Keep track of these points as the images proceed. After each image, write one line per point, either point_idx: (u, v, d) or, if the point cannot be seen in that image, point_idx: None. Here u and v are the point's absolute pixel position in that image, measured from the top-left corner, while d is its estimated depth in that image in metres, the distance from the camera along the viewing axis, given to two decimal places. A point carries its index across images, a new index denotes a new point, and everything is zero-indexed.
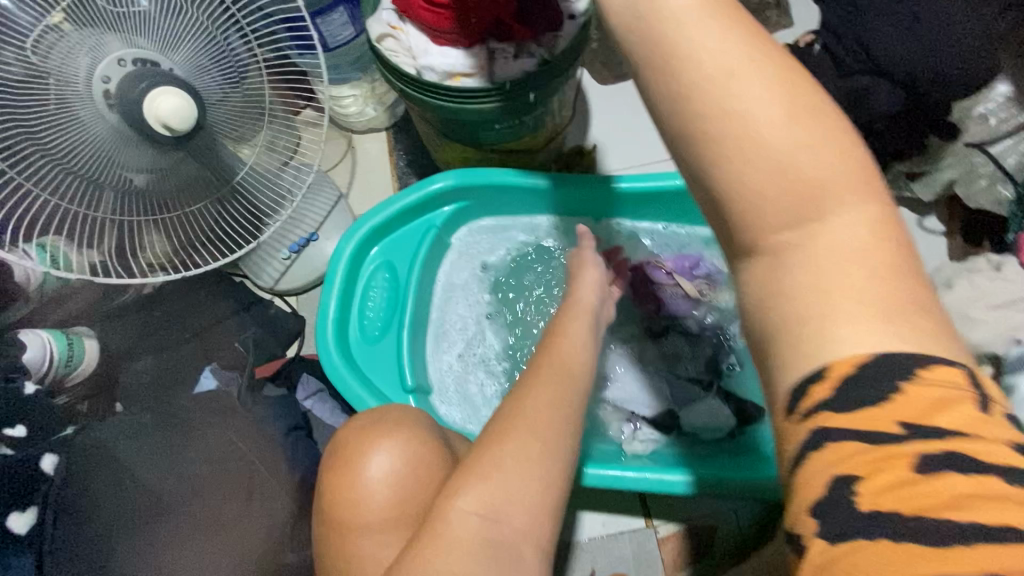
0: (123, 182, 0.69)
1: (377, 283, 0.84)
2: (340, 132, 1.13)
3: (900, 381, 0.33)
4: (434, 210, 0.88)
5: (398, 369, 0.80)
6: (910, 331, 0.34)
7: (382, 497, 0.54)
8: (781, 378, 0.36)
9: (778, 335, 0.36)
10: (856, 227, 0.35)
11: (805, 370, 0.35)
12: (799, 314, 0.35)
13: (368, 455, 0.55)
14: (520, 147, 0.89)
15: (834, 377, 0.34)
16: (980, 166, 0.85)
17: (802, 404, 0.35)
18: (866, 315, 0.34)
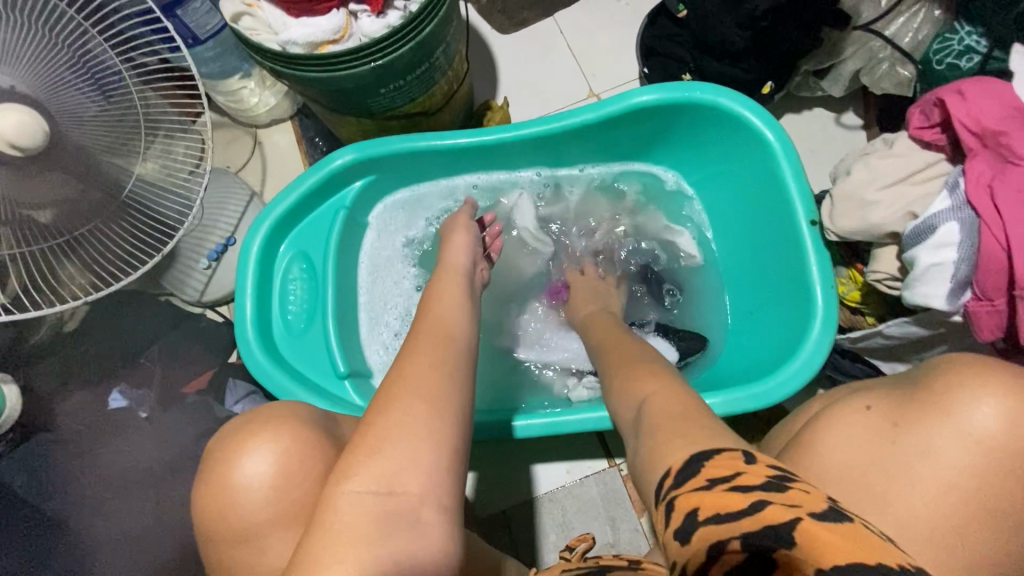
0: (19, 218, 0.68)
1: (294, 277, 0.81)
2: (245, 129, 1.09)
3: (700, 464, 0.36)
4: (341, 190, 0.85)
5: (329, 358, 0.79)
6: (716, 441, 0.38)
7: (263, 496, 0.48)
8: (652, 473, 0.40)
9: (646, 470, 0.41)
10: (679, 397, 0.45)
11: (658, 469, 0.39)
12: (656, 451, 0.42)
13: (239, 460, 0.48)
14: (418, 111, 0.85)
15: (682, 470, 0.37)
16: (879, 52, 0.83)
17: (665, 486, 0.38)
18: (695, 445, 0.39)
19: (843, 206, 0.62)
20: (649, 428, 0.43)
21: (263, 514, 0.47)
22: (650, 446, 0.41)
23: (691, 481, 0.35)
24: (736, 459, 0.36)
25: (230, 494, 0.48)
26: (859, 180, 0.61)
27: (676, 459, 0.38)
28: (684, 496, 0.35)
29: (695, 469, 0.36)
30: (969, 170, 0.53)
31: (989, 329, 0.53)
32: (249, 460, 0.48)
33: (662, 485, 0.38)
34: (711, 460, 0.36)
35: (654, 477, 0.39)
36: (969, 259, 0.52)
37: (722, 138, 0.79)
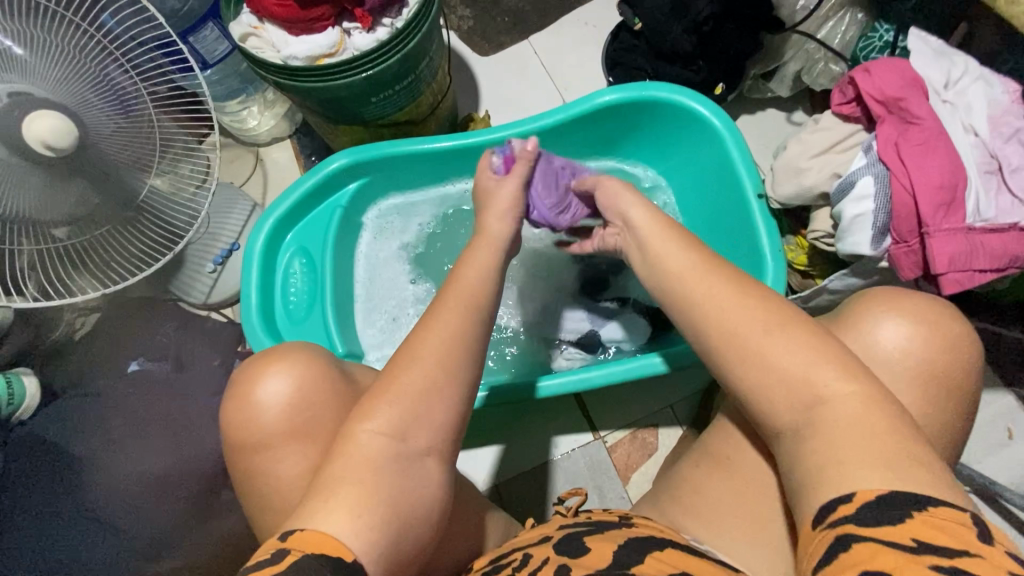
0: (46, 235, 0.77)
1: (295, 270, 0.88)
2: (247, 148, 1.18)
3: (904, 509, 0.43)
4: (338, 191, 0.93)
5: (329, 342, 0.86)
6: (893, 471, 0.44)
7: (282, 411, 0.54)
8: (811, 501, 0.47)
9: (801, 483, 0.49)
10: (784, 367, 0.51)
11: (825, 497, 0.46)
12: (808, 466, 0.48)
13: (262, 380, 0.55)
14: (406, 118, 0.94)
15: (856, 501, 0.44)
16: (815, 53, 0.94)
17: (830, 517, 0.45)
18: (859, 467, 0.45)
19: (783, 175, 0.70)
20: (820, 439, 0.48)
21: (279, 430, 0.54)
22: (837, 468, 0.46)
23: (898, 535, 0.41)
24: (960, 527, 0.41)
25: (252, 407, 0.55)
26: (794, 152, 0.69)
27: (866, 490, 0.44)
28: (869, 545, 0.42)
29: (890, 522, 0.42)
30: (880, 134, 0.62)
31: (908, 267, 0.60)
32: (274, 379, 0.55)
33: (836, 508, 0.45)
34: (911, 509, 0.42)
35: (827, 496, 0.46)
36: (885, 207, 0.60)
37: (679, 130, 0.88)
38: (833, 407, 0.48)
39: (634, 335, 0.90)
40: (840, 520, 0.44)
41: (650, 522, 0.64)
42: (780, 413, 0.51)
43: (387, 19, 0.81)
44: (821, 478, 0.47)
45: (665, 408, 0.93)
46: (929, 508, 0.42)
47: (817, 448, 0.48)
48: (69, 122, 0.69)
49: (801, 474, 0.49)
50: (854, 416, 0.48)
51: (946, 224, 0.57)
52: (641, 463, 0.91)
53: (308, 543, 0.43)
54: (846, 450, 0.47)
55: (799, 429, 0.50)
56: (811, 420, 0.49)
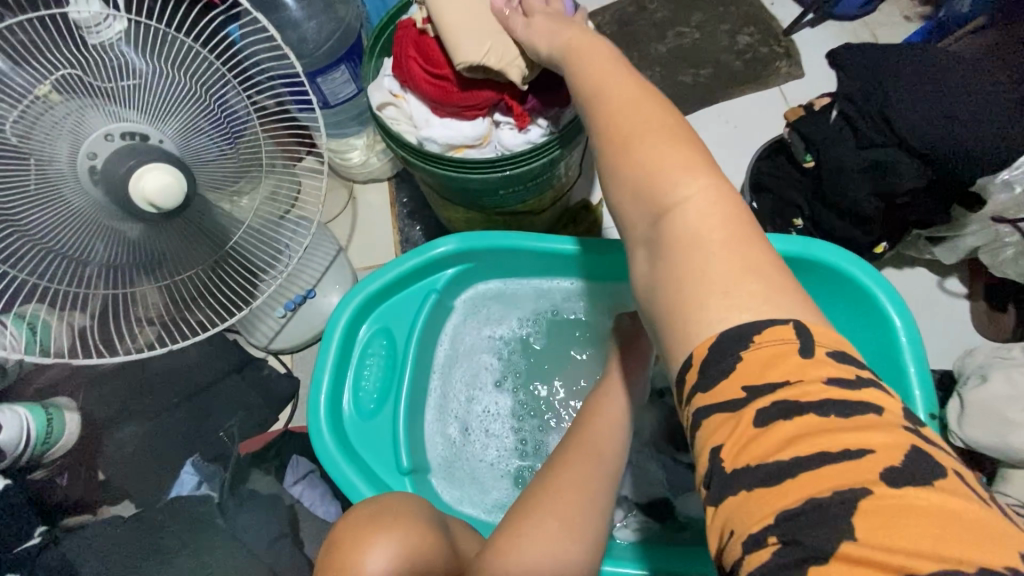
0: (115, 233, 0.64)
1: (373, 354, 0.80)
2: (341, 182, 1.11)
3: (740, 350, 0.36)
4: (434, 273, 0.84)
5: (393, 449, 0.76)
6: (767, 308, 0.37)
7: None
8: (671, 361, 0.40)
9: (664, 292, 0.41)
10: (703, 203, 0.41)
11: (682, 352, 0.39)
12: (673, 302, 0.40)
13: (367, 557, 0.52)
14: (525, 209, 0.85)
15: (696, 362, 0.37)
16: (1006, 236, 0.82)
17: (684, 389, 0.39)
18: (741, 302, 0.38)
19: (976, 417, 0.59)
20: (668, 246, 0.41)
21: None
22: (688, 283, 0.39)
23: (731, 390, 0.36)
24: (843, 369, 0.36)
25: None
26: (997, 392, 0.58)
27: (725, 322, 0.37)
28: (721, 421, 0.36)
29: (720, 379, 0.36)
30: None
31: None
32: (377, 560, 0.52)
33: (686, 381, 0.38)
34: (750, 347, 0.36)
35: (700, 313, 0.38)
36: None
37: (837, 303, 0.76)
38: (694, 217, 0.41)
39: (711, 518, 0.76)
40: (692, 394, 0.38)
41: None
42: (634, 222, 0.44)
43: (543, 119, 0.70)
44: (673, 322, 0.40)
45: None
46: (758, 337, 0.36)
47: (667, 257, 0.41)
48: (182, 177, 0.61)
49: (671, 285, 0.40)
50: (750, 273, 0.39)
51: None
52: None
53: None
54: (705, 263, 0.39)
55: (649, 238, 0.43)
56: (657, 234, 0.42)
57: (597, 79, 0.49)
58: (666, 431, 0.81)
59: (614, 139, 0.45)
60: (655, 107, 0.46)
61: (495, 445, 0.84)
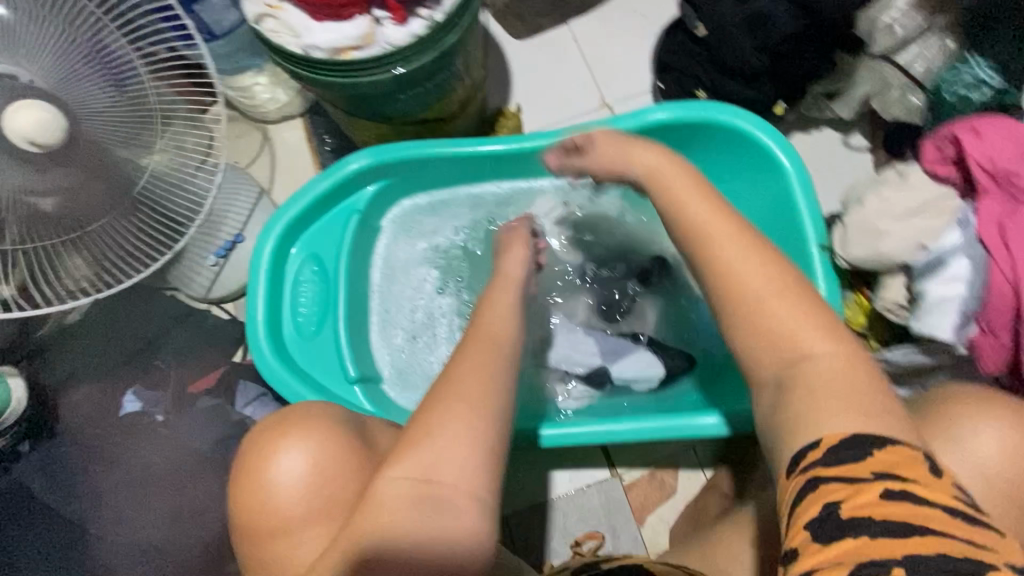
0: (27, 207, 0.65)
1: (305, 278, 0.81)
2: (254, 125, 1.09)
3: (858, 451, 0.41)
4: (354, 193, 0.85)
5: (339, 361, 0.79)
6: (868, 421, 0.42)
7: (299, 491, 0.53)
8: (784, 449, 0.44)
9: (786, 420, 0.45)
10: (832, 359, 0.46)
11: (791, 449, 0.44)
12: (795, 419, 0.44)
13: (273, 462, 0.53)
14: (434, 115, 0.85)
15: (823, 446, 0.42)
16: (891, 78, 0.86)
17: (799, 463, 0.42)
18: (851, 414, 0.43)
19: (856, 236, 0.63)
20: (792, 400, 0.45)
21: (301, 508, 0.52)
22: (809, 417, 0.43)
23: (857, 470, 0.40)
24: (913, 463, 0.41)
25: (261, 490, 0.53)
26: (871, 210, 0.62)
27: (834, 435, 0.42)
28: (835, 481, 0.40)
29: (848, 461, 0.41)
30: (981, 208, 0.55)
31: (991, 360, 0.55)
32: (287, 457, 0.53)
33: (805, 454, 0.42)
34: (872, 451, 0.41)
35: (797, 445, 0.43)
36: (977, 294, 0.54)
37: (739, 162, 0.80)
38: (825, 370, 0.45)
39: (645, 377, 0.82)
40: (810, 464, 0.42)
41: None
42: (763, 360, 0.48)
43: (422, 10, 0.71)
44: (792, 441, 0.44)
45: (688, 449, 0.88)
46: (877, 449, 0.41)
47: (791, 400, 0.45)
48: (56, 113, 0.61)
49: (778, 424, 0.45)
50: (868, 409, 0.43)
51: None
52: (659, 501, 0.87)
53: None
54: (821, 397, 0.44)
55: (781, 378, 0.46)
56: (786, 379, 0.46)
57: (689, 199, 0.55)
58: (596, 313, 0.88)
59: (705, 264, 0.52)
60: (729, 218, 0.53)
61: (443, 350, 0.87)
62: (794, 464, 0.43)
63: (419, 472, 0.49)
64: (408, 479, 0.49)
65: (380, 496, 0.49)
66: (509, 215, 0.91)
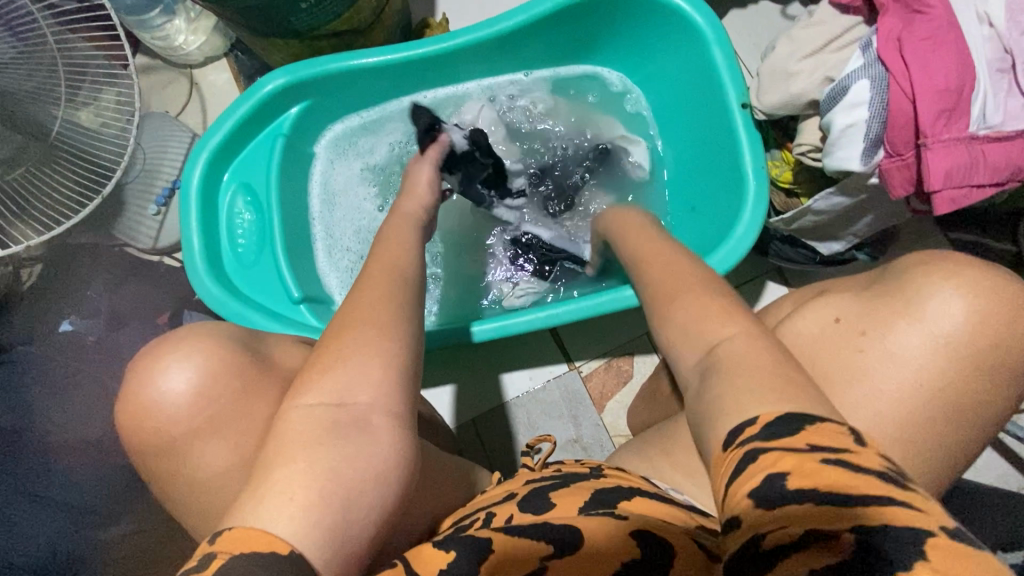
0: None
1: (240, 209, 0.81)
2: (178, 72, 1.06)
3: (801, 423, 0.35)
4: (278, 116, 0.83)
5: (283, 285, 0.80)
6: (789, 399, 0.37)
7: (194, 407, 0.50)
8: (713, 428, 0.38)
9: (710, 408, 0.39)
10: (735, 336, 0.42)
11: (737, 420, 0.37)
12: (714, 407, 0.39)
13: (157, 385, 0.49)
14: (346, 27, 0.83)
15: (760, 421, 0.36)
16: None
17: (737, 438, 0.36)
18: (762, 394, 0.37)
19: (770, 82, 0.62)
20: (716, 376, 0.40)
21: (205, 420, 0.50)
22: (730, 398, 0.38)
23: (794, 442, 0.34)
24: (840, 433, 0.35)
25: (156, 414, 0.49)
26: (782, 54, 0.61)
27: (767, 411, 0.36)
28: (773, 452, 0.34)
29: (788, 433, 0.34)
30: (881, 27, 0.54)
31: (901, 184, 0.54)
32: (170, 377, 0.49)
33: (740, 429, 0.36)
34: (808, 423, 0.35)
35: (727, 423, 0.37)
36: (880, 116, 0.53)
37: (659, 36, 0.79)
38: (739, 351, 0.41)
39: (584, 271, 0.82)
40: (745, 441, 0.35)
41: (624, 474, 0.57)
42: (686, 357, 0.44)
43: None
44: (713, 423, 0.38)
45: (642, 335, 0.91)
46: (816, 420, 0.35)
47: (713, 385, 0.40)
48: None
49: (699, 409, 0.40)
50: (794, 388, 0.38)
51: (947, 134, 0.50)
52: (617, 389, 0.90)
53: (236, 541, 0.36)
54: (743, 373, 0.39)
55: (704, 369, 0.42)
56: (709, 367, 0.42)
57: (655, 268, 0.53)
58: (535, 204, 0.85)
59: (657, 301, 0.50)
60: None
61: None
62: (728, 440, 0.36)
63: (330, 394, 0.43)
64: (322, 405, 0.43)
65: (288, 426, 0.42)
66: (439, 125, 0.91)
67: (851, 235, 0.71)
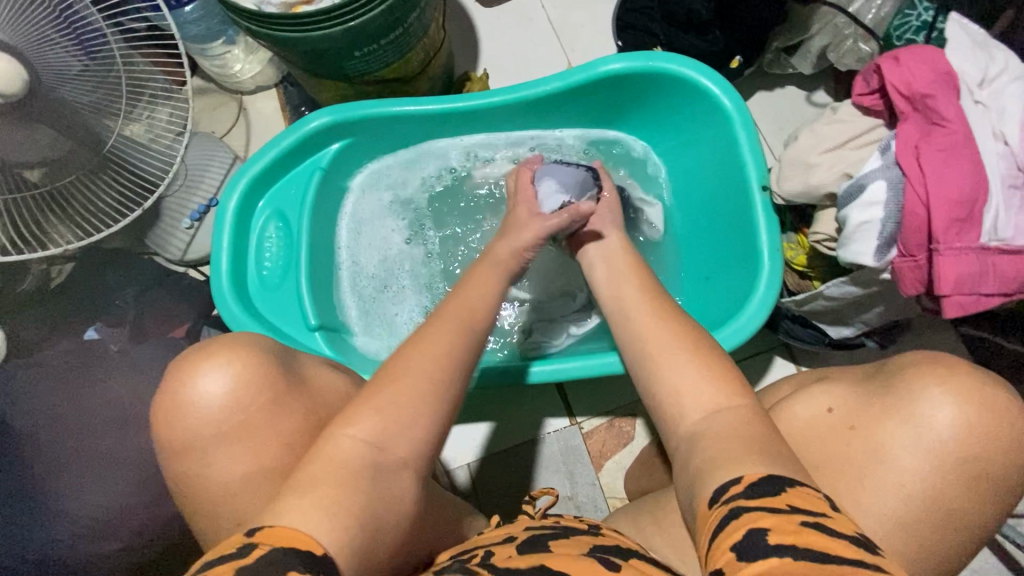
0: (10, 171, 0.72)
1: (270, 234, 0.84)
2: (230, 96, 1.12)
3: (779, 485, 0.40)
4: (318, 151, 0.88)
5: (301, 311, 0.82)
6: (764, 460, 0.43)
7: (207, 427, 0.51)
8: (706, 486, 0.43)
9: (704, 476, 0.44)
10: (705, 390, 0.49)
11: (725, 476, 0.42)
12: (706, 469, 0.44)
13: (191, 388, 0.51)
14: (392, 75, 0.88)
15: (744, 482, 0.41)
16: (845, 27, 0.85)
17: (722, 495, 0.41)
18: (753, 460, 0.43)
19: (789, 170, 0.64)
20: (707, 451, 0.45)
21: (217, 437, 0.51)
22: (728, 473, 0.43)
23: (774, 500, 0.39)
24: (817, 502, 0.40)
25: (186, 413, 0.51)
26: (803, 145, 0.63)
27: (752, 474, 0.42)
28: (754, 510, 0.38)
29: (768, 493, 0.39)
30: (899, 133, 0.56)
31: (911, 283, 0.55)
32: (204, 383, 0.51)
33: (726, 489, 0.41)
34: (786, 486, 0.40)
35: (712, 501, 0.42)
36: (895, 217, 0.55)
37: (685, 113, 0.83)
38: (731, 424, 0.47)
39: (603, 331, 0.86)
40: (730, 497, 0.41)
41: (620, 534, 0.57)
42: None
43: None
44: (702, 482, 0.44)
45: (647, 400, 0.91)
46: (796, 486, 0.41)
47: (712, 461, 0.44)
48: (19, 65, 0.64)
49: (693, 480, 0.45)
50: (764, 453, 0.44)
51: (959, 242, 0.52)
52: (617, 449, 0.89)
53: (273, 537, 0.38)
54: (739, 452, 0.44)
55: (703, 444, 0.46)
56: (703, 439, 0.47)
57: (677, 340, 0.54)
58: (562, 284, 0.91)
59: (653, 367, 0.53)
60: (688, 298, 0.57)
61: (409, 301, 0.91)
62: (715, 498, 0.41)
63: None
64: (349, 429, 0.47)
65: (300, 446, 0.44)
66: (471, 172, 0.94)
67: (860, 323, 0.72)
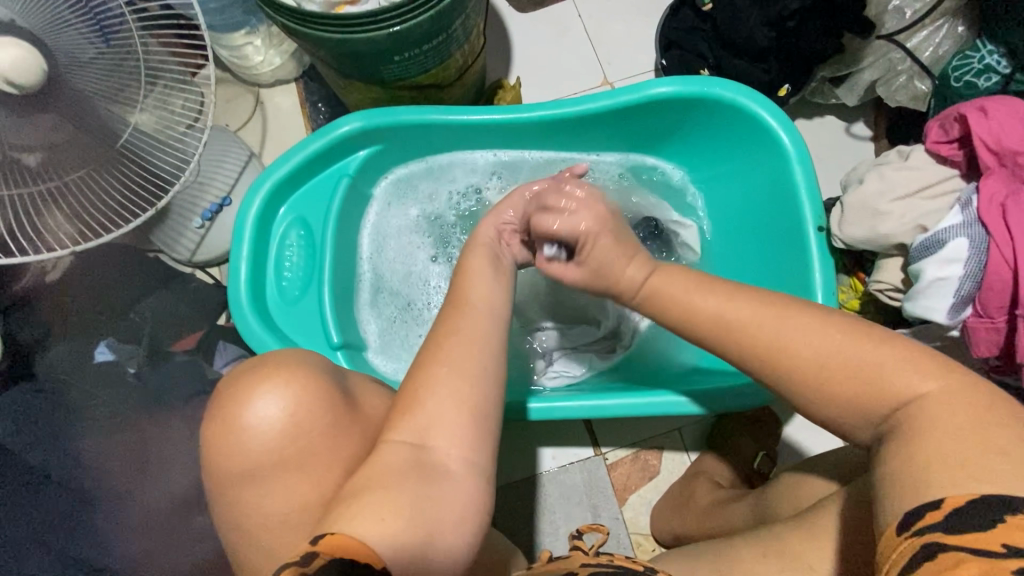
0: (14, 161, 0.65)
1: (291, 242, 0.79)
2: (246, 88, 1.06)
3: (999, 513, 0.35)
4: (346, 156, 0.83)
5: (323, 328, 0.77)
6: (974, 483, 0.37)
7: (242, 467, 0.47)
8: (894, 507, 0.39)
9: (888, 493, 0.41)
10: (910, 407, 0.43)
11: (918, 502, 0.38)
12: (898, 489, 0.40)
13: (242, 420, 0.47)
14: (428, 81, 0.83)
15: (943, 508, 0.37)
16: (899, 63, 0.84)
17: (915, 523, 0.37)
18: (962, 477, 0.38)
19: (853, 214, 0.61)
20: None
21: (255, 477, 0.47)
22: None
23: (986, 539, 0.34)
24: None
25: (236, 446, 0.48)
26: (871, 190, 0.61)
27: (955, 496, 0.37)
28: (952, 553, 0.34)
29: (980, 526, 0.35)
30: (983, 188, 0.54)
31: (985, 346, 0.54)
32: (254, 415, 0.47)
33: (917, 518, 0.37)
34: (1013, 512, 0.35)
35: None
36: (974, 276, 0.52)
37: (735, 142, 0.80)
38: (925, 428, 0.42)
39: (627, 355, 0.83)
40: (927, 527, 0.37)
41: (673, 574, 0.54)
42: None
43: None
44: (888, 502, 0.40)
45: (672, 431, 0.88)
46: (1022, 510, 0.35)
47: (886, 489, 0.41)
48: (37, 54, 0.58)
49: None
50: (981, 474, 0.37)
51: None
52: (643, 482, 0.86)
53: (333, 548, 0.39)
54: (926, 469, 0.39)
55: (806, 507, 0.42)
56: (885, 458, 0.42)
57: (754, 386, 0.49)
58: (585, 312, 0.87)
59: None
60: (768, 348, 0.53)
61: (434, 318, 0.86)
62: (902, 526, 0.38)
63: None
64: (406, 443, 0.47)
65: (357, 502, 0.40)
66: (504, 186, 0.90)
67: None
